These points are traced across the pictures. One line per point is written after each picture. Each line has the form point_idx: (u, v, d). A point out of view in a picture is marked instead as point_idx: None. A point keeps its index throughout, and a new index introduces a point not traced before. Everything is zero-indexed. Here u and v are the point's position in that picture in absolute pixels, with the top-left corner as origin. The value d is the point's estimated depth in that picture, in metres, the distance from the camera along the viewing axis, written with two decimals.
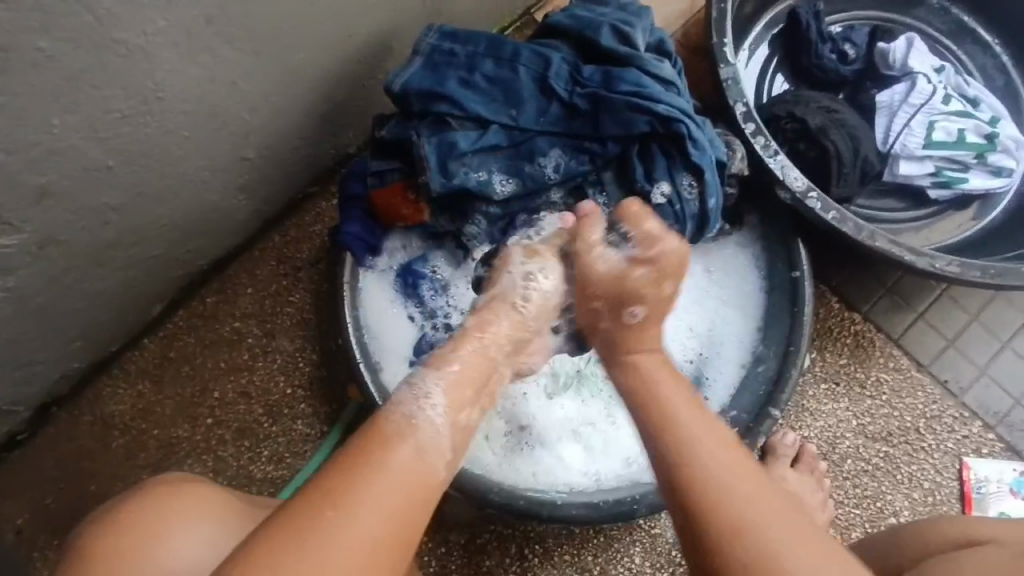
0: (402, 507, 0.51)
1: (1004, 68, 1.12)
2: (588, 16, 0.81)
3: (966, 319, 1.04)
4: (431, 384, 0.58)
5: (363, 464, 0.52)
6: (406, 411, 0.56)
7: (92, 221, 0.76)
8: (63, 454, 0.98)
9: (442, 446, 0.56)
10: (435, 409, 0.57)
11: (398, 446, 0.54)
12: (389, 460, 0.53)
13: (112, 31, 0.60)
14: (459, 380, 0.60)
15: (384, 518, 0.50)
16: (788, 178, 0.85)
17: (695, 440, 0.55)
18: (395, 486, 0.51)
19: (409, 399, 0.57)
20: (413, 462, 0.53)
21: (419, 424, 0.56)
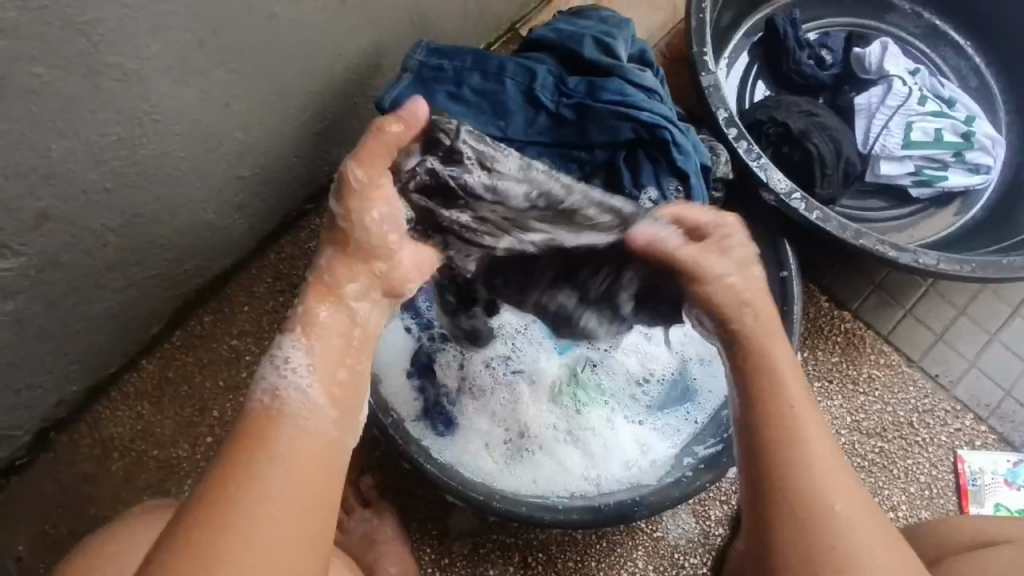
0: (302, 475, 0.49)
1: (978, 69, 1.16)
2: (571, 29, 0.84)
3: (953, 314, 1.06)
4: (290, 350, 0.56)
5: (246, 453, 0.49)
6: (268, 388, 0.54)
7: (90, 244, 0.77)
8: (61, 480, 0.98)
9: (317, 407, 0.54)
10: (298, 371, 0.55)
11: (275, 425, 0.52)
12: (272, 439, 0.51)
13: (107, 57, 0.62)
14: (325, 335, 0.57)
15: (286, 492, 0.48)
16: (771, 180, 0.88)
17: (803, 415, 0.58)
18: (282, 463, 0.49)
19: (271, 371, 0.54)
20: (298, 431, 0.52)
21: (286, 393, 0.54)
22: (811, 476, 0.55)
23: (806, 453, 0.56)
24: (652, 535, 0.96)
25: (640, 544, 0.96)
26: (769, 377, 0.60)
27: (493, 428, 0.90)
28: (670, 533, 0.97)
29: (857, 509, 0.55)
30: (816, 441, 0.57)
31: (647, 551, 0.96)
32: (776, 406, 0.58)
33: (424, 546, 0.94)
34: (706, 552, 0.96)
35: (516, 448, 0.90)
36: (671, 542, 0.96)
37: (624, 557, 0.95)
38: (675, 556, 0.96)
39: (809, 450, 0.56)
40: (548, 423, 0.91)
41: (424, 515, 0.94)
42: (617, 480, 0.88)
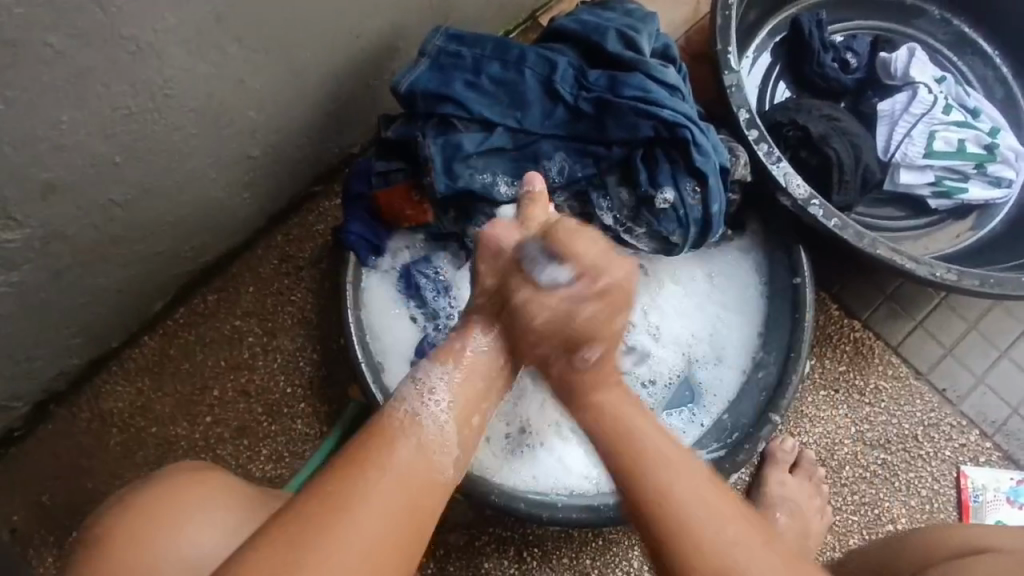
0: (406, 508, 0.51)
1: (1004, 80, 1.14)
2: (594, 20, 0.81)
3: (965, 328, 1.05)
4: (435, 378, 0.60)
5: (372, 457, 0.53)
6: (411, 407, 0.58)
7: (96, 217, 0.76)
8: (60, 451, 0.98)
9: (446, 439, 0.57)
10: (438, 404, 0.59)
11: (399, 444, 0.54)
12: (399, 459, 0.53)
13: (121, 28, 0.60)
14: (468, 371, 0.62)
15: (395, 515, 0.50)
16: (790, 185, 0.86)
17: (641, 429, 0.57)
18: (399, 486, 0.52)
19: (413, 395, 0.59)
20: (416, 462, 0.54)
21: (420, 417, 0.57)
22: (662, 469, 0.54)
23: (653, 459, 0.55)
24: None
25: (636, 543, 0.96)
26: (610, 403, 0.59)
27: (495, 422, 0.89)
28: None
29: (723, 522, 0.52)
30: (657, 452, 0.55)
31: (643, 551, 0.96)
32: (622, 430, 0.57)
33: None
34: None
35: (516, 442, 0.89)
36: None
37: (619, 557, 0.95)
38: None
39: (669, 472, 0.54)
40: (549, 419, 0.90)
41: None
42: None
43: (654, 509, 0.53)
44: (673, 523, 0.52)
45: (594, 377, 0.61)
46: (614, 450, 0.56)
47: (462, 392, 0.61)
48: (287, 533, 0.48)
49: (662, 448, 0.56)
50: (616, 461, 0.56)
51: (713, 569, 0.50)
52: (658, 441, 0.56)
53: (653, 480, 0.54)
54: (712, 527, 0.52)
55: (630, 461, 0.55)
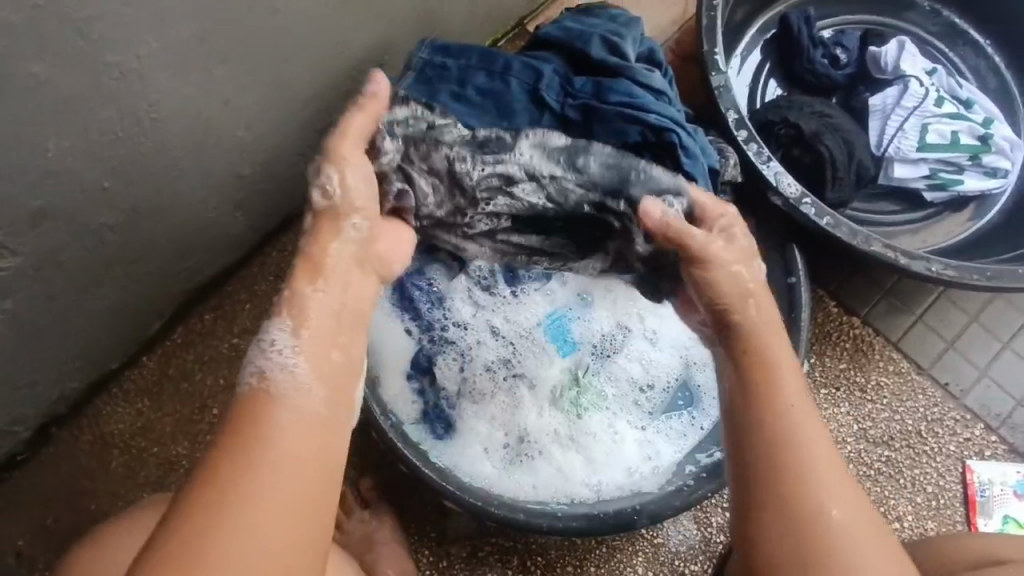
0: (297, 467, 0.47)
1: (997, 69, 1.13)
2: (578, 27, 0.81)
3: (965, 321, 1.04)
4: (274, 331, 0.55)
5: (243, 429, 0.48)
6: (256, 368, 0.52)
7: (88, 243, 0.76)
8: (62, 475, 0.98)
9: (306, 386, 0.52)
10: (284, 353, 0.53)
11: (272, 410, 0.50)
12: (274, 421, 0.49)
13: (104, 55, 0.60)
14: (316, 314, 0.56)
15: (286, 476, 0.46)
16: (781, 184, 0.85)
17: (803, 416, 0.56)
18: (280, 449, 0.47)
19: (257, 354, 0.53)
20: (290, 417, 0.50)
21: (274, 374, 0.52)
22: (807, 468, 0.54)
23: (804, 450, 0.55)
24: (651, 541, 0.95)
25: (639, 550, 0.95)
26: (771, 387, 0.58)
27: (494, 432, 0.89)
28: (671, 540, 0.96)
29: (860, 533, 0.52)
30: (818, 448, 0.55)
31: (647, 557, 0.95)
32: (776, 417, 0.57)
33: (423, 550, 0.93)
34: (707, 559, 0.95)
35: (516, 452, 0.89)
36: (671, 549, 0.95)
37: (623, 564, 0.95)
38: (675, 563, 0.95)
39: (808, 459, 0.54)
40: (547, 427, 0.90)
41: (421, 519, 0.94)
42: (618, 486, 0.87)
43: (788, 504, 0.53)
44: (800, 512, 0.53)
45: (761, 350, 0.62)
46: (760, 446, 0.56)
47: (310, 338, 0.55)
48: (174, 539, 0.43)
49: (818, 441, 0.55)
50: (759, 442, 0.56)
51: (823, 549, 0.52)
52: (818, 433, 0.56)
53: (803, 475, 0.54)
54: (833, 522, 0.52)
55: (784, 455, 0.54)
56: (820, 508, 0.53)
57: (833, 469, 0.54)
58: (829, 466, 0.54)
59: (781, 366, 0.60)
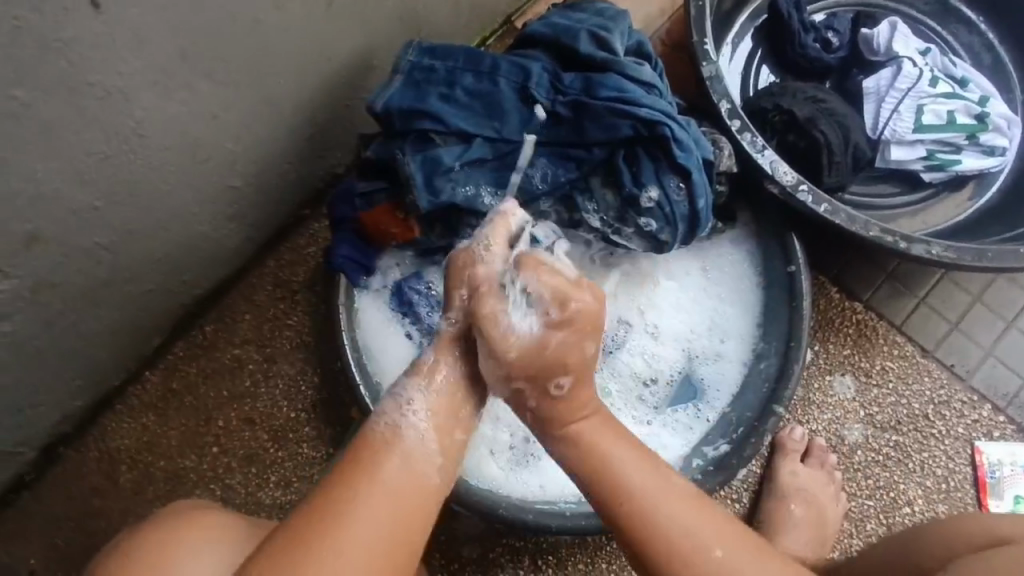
0: (397, 513, 0.53)
1: (991, 46, 1.12)
2: (565, 23, 0.81)
3: (969, 302, 1.03)
4: (413, 391, 0.59)
5: (358, 473, 0.54)
6: (391, 419, 0.58)
7: (83, 262, 0.76)
8: (71, 493, 0.98)
9: (424, 451, 0.57)
10: (418, 414, 0.58)
11: (385, 460, 0.55)
12: (385, 477, 0.54)
13: (87, 75, 0.60)
14: (447, 387, 0.60)
15: (383, 528, 0.52)
16: (776, 172, 0.85)
17: (622, 467, 0.59)
18: (389, 496, 0.54)
19: (394, 408, 0.58)
20: (404, 473, 0.55)
21: (402, 431, 0.57)
22: (689, 569, 0.56)
23: (638, 499, 0.58)
24: None
25: None
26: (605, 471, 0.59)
27: (499, 433, 0.89)
28: None
29: (736, 545, 0.57)
30: (644, 492, 0.58)
31: None
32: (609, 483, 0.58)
33: (434, 553, 0.93)
34: None
35: (522, 453, 0.88)
36: None
37: None
38: None
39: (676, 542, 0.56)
40: None
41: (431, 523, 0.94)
42: None
43: (665, 564, 0.56)
44: (674, 555, 0.56)
45: (601, 445, 0.60)
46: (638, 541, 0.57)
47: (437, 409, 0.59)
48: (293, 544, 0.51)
49: (650, 485, 0.58)
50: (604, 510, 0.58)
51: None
52: (648, 480, 0.58)
53: (649, 516, 0.57)
54: (718, 564, 0.56)
55: (630, 514, 0.57)
56: (697, 544, 0.56)
57: (668, 503, 0.58)
58: (659, 506, 0.57)
59: (606, 443, 0.60)
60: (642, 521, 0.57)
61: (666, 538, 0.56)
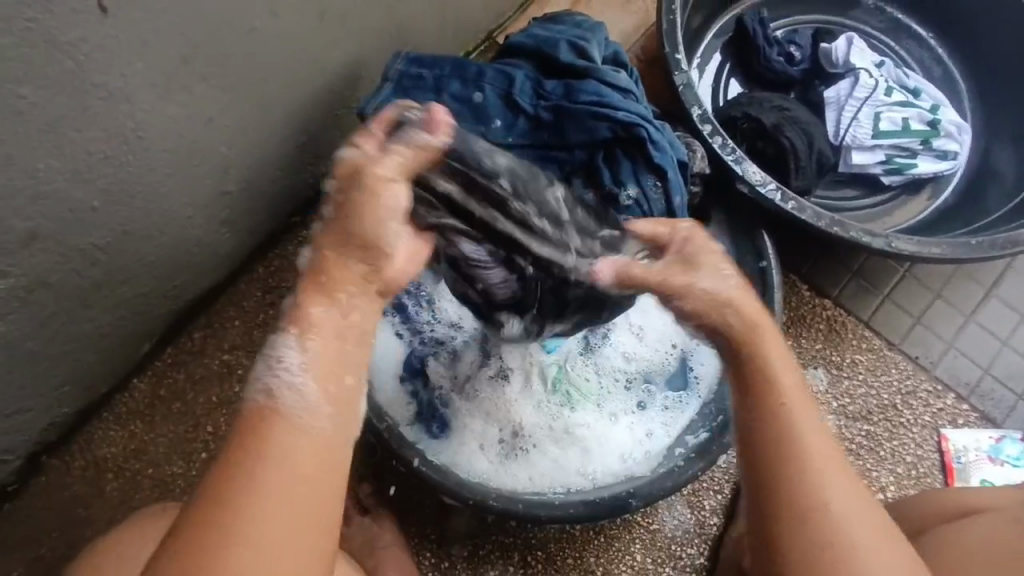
0: (294, 475, 0.49)
1: (940, 59, 1.20)
2: (546, 34, 0.86)
3: (931, 297, 1.09)
4: (286, 348, 0.54)
5: (237, 452, 0.50)
6: (267, 386, 0.53)
7: (79, 263, 0.77)
8: (57, 503, 0.97)
9: (313, 407, 0.52)
10: (292, 370, 0.53)
11: (264, 428, 0.51)
12: (263, 446, 0.50)
13: (91, 76, 0.63)
14: (324, 325, 0.55)
15: (282, 497, 0.48)
16: (746, 172, 0.90)
17: (805, 415, 0.57)
18: (279, 462, 0.49)
19: (266, 372, 0.53)
20: (283, 430, 0.51)
21: (280, 392, 0.52)
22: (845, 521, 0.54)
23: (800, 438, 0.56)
24: (648, 528, 0.98)
25: (637, 537, 0.97)
26: (768, 385, 0.59)
27: (488, 429, 0.91)
28: (666, 525, 0.98)
29: (863, 518, 0.54)
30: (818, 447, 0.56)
31: (644, 543, 0.97)
32: (772, 395, 0.58)
33: (425, 551, 0.94)
34: (703, 542, 0.98)
35: (511, 446, 0.91)
36: (667, 534, 0.98)
37: (622, 552, 0.97)
38: (672, 548, 0.97)
39: (815, 451, 0.56)
40: (541, 418, 0.93)
41: (421, 522, 0.95)
42: (613, 473, 0.89)
43: (789, 477, 0.55)
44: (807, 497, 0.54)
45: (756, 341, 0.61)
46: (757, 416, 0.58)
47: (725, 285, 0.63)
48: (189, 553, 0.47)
49: (821, 438, 0.57)
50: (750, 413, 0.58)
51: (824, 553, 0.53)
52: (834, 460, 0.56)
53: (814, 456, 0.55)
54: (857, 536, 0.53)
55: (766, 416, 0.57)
56: (838, 495, 0.55)
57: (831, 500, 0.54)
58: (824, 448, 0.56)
59: (782, 362, 0.60)
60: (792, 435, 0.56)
61: (798, 447, 0.56)
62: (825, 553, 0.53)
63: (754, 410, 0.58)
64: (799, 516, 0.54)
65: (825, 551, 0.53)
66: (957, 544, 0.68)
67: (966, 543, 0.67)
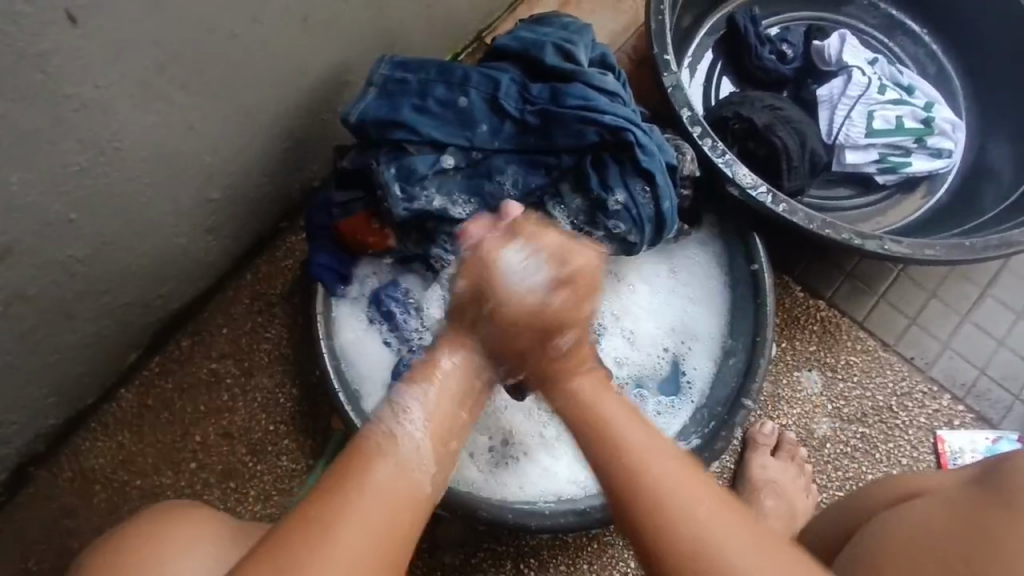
0: (390, 514, 0.53)
1: (935, 56, 1.18)
2: (532, 37, 0.84)
3: (926, 297, 1.08)
4: (410, 400, 0.60)
5: (347, 479, 0.53)
6: (389, 428, 0.58)
7: (58, 274, 0.76)
8: (45, 515, 0.96)
9: (423, 462, 0.57)
10: (415, 423, 0.59)
11: (376, 465, 0.55)
12: (374, 482, 0.54)
13: (64, 87, 0.61)
14: (441, 388, 0.62)
15: (374, 533, 0.51)
16: (736, 174, 0.89)
17: (645, 452, 0.55)
18: (379, 502, 0.53)
19: (390, 416, 0.59)
20: (394, 474, 0.55)
21: (402, 439, 0.57)
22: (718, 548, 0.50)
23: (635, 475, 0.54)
24: None
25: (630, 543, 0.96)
26: (590, 411, 0.60)
27: (478, 437, 0.90)
28: None
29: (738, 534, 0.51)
30: (656, 478, 0.53)
31: None
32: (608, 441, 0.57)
33: (417, 560, 0.93)
34: None
35: (502, 455, 0.90)
36: None
37: (616, 558, 0.96)
38: None
39: (657, 481, 0.53)
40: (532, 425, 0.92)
41: None
42: None
43: (648, 521, 0.52)
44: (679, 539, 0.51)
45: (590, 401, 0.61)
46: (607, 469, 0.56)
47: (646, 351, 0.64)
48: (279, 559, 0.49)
49: (668, 464, 0.54)
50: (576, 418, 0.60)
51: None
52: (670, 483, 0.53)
53: (636, 468, 0.54)
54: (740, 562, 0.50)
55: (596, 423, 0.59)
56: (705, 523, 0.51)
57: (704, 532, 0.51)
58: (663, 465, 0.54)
59: (615, 411, 0.59)
60: (638, 479, 0.54)
61: (651, 485, 0.53)
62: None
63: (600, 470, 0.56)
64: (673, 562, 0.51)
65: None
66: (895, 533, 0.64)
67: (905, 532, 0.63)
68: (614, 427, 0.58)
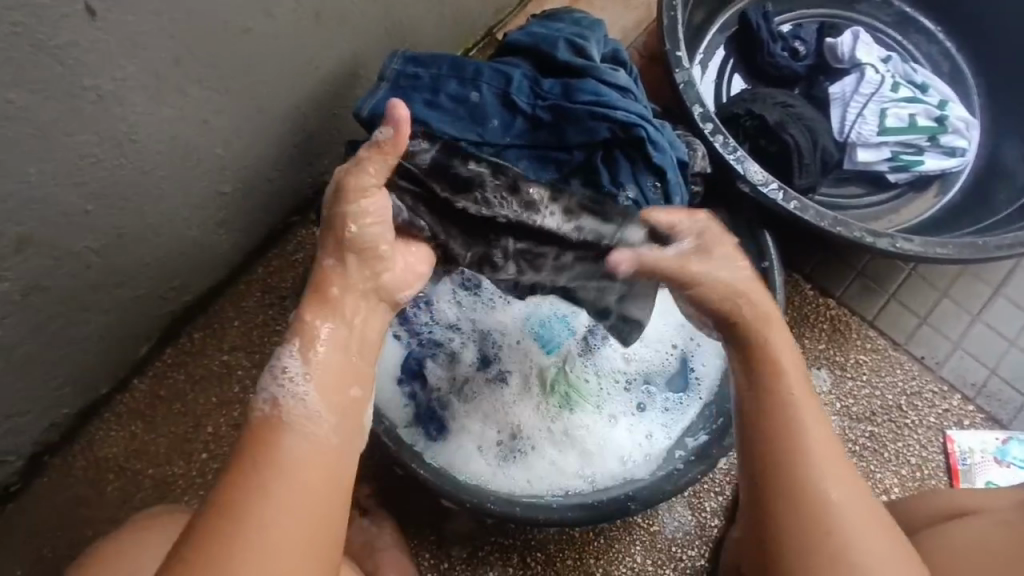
0: (309, 479, 0.51)
1: (949, 54, 1.18)
2: (544, 32, 0.85)
3: (937, 297, 1.07)
4: (289, 360, 0.57)
5: (250, 461, 0.51)
6: (274, 395, 0.55)
7: (74, 266, 0.77)
8: (59, 503, 0.98)
9: (326, 416, 0.55)
10: (297, 380, 0.56)
11: (278, 435, 0.53)
12: (279, 453, 0.52)
13: (82, 79, 0.62)
14: (335, 344, 0.59)
15: (296, 499, 0.50)
16: (748, 171, 0.89)
17: (803, 404, 0.62)
18: (290, 470, 0.51)
19: (272, 381, 0.56)
20: (297, 438, 0.53)
21: (292, 404, 0.55)
22: (830, 493, 0.58)
23: (792, 413, 0.61)
24: (648, 529, 0.97)
25: (637, 538, 0.97)
26: (766, 349, 0.65)
27: (486, 431, 0.91)
28: (666, 527, 0.97)
29: (853, 497, 0.58)
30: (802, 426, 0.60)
31: (644, 545, 0.97)
32: (770, 376, 0.64)
33: (424, 552, 0.94)
34: (703, 544, 0.97)
35: (509, 449, 0.90)
36: (668, 536, 0.97)
37: (622, 554, 0.96)
38: (672, 550, 0.97)
39: (807, 435, 0.60)
40: (540, 419, 0.92)
41: (419, 523, 0.95)
42: (612, 475, 0.89)
43: (777, 455, 0.60)
44: (798, 478, 0.58)
45: (765, 349, 0.65)
46: (754, 401, 0.63)
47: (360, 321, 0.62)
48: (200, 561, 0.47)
49: (810, 405, 0.62)
50: (758, 397, 0.63)
51: (809, 529, 0.57)
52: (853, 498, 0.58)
53: (812, 461, 0.59)
54: (851, 512, 0.57)
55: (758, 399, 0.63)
56: (826, 478, 0.58)
57: (832, 473, 0.59)
58: (825, 476, 0.58)
59: (784, 359, 0.65)
60: (777, 412, 0.61)
61: (791, 428, 0.60)
62: (821, 528, 0.57)
63: (753, 397, 0.63)
64: (792, 496, 0.58)
65: (807, 519, 0.57)
66: (939, 549, 0.65)
67: (947, 547, 0.65)
68: (782, 369, 0.64)
